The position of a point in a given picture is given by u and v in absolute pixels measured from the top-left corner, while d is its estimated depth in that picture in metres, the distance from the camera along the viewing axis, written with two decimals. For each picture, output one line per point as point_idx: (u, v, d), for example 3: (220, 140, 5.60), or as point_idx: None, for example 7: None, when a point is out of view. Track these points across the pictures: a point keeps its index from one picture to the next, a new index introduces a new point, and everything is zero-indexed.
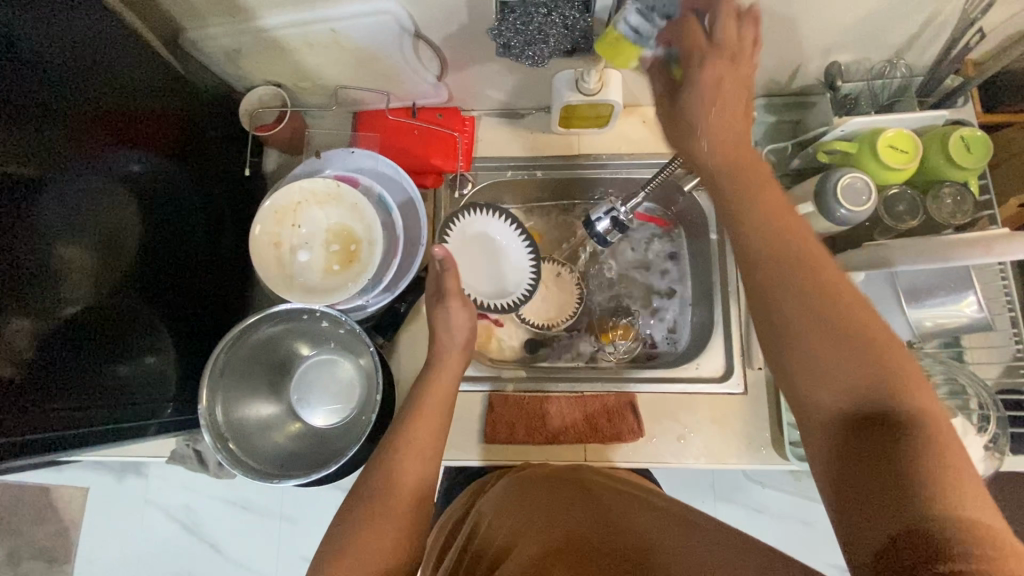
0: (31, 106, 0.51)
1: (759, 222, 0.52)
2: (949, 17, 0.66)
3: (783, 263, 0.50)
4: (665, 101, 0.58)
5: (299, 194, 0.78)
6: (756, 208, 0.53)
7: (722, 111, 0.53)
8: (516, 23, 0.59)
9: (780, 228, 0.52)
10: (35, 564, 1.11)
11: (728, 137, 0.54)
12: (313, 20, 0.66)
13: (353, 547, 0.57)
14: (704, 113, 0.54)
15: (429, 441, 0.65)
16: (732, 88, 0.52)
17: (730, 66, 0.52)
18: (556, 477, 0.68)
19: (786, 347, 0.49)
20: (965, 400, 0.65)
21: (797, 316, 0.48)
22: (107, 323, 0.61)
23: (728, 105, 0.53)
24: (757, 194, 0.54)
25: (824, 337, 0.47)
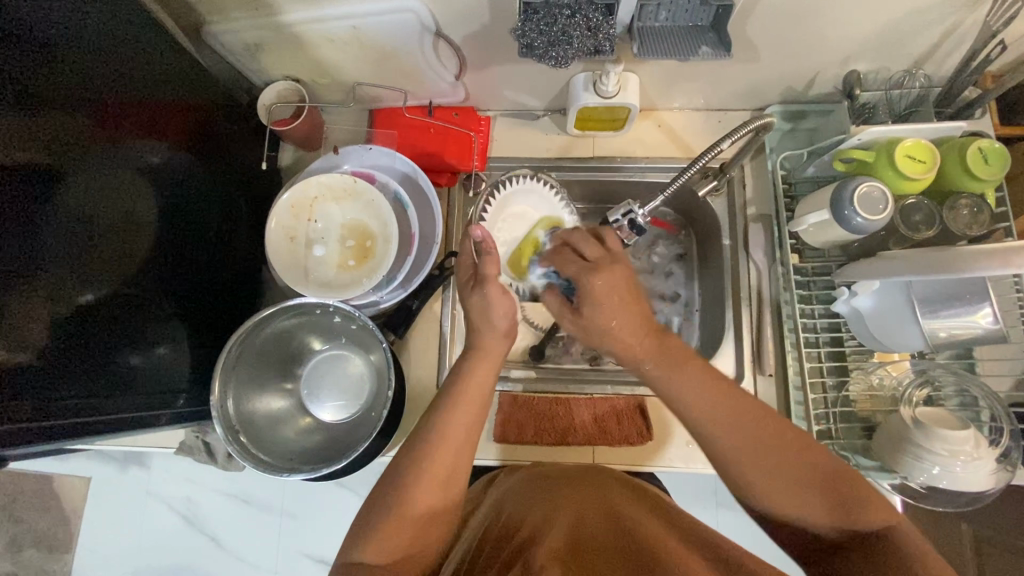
0: (54, 96, 0.52)
1: (702, 415, 0.54)
2: (970, 29, 0.66)
3: (716, 419, 0.54)
4: (571, 325, 0.63)
5: (316, 189, 0.79)
6: (681, 372, 0.56)
7: (607, 321, 0.58)
8: (540, 24, 0.58)
9: (707, 389, 0.55)
10: (37, 551, 1.12)
11: (632, 342, 0.58)
12: (337, 16, 0.66)
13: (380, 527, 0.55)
14: (596, 329, 0.60)
15: (464, 436, 0.60)
16: (610, 293, 0.58)
17: (606, 271, 0.60)
18: (575, 471, 0.69)
19: (761, 503, 0.54)
20: (977, 411, 0.67)
21: (762, 479, 0.53)
22: (123, 313, 0.61)
23: (611, 315, 0.58)
24: (678, 371, 0.56)
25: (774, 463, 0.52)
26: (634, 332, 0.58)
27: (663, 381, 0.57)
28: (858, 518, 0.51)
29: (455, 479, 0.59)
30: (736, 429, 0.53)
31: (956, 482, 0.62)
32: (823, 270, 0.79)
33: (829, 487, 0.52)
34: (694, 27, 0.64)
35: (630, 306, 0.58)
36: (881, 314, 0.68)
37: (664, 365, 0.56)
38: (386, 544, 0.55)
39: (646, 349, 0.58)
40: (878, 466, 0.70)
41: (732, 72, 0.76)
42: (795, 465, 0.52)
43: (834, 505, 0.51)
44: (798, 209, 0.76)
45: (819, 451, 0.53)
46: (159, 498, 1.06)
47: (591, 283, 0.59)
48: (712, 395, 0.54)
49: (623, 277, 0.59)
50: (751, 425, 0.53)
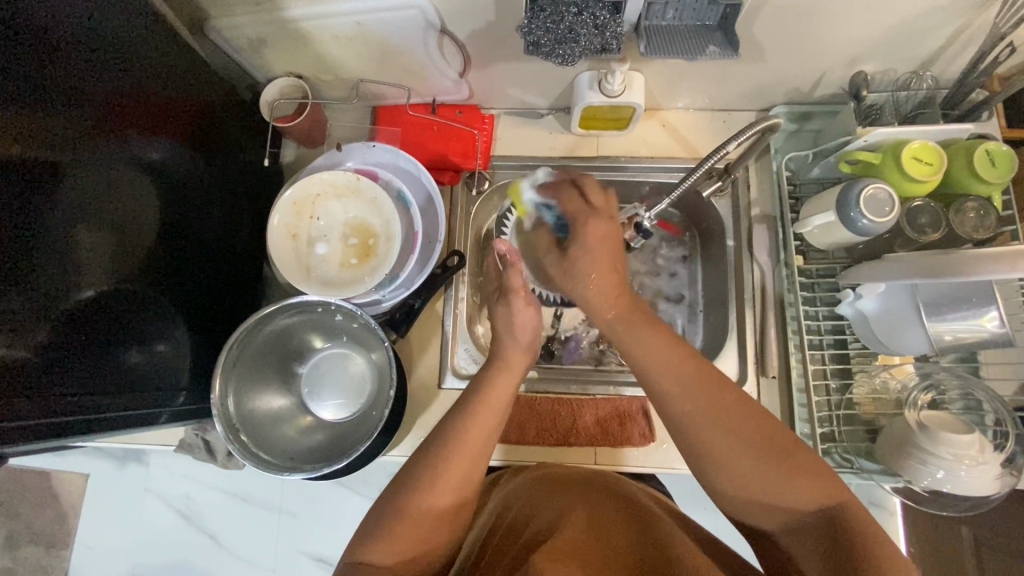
0: (53, 89, 0.51)
1: (662, 376, 0.56)
2: (978, 31, 0.65)
3: (675, 387, 0.55)
4: (552, 264, 0.71)
5: (318, 186, 0.79)
6: (650, 331, 0.60)
7: (588, 268, 0.65)
8: (546, 21, 0.58)
9: (669, 355, 0.57)
10: (34, 548, 1.12)
11: (602, 294, 0.64)
12: (341, 13, 0.65)
13: (386, 525, 0.55)
14: (579, 272, 0.66)
15: (485, 441, 0.61)
16: (599, 241, 0.65)
17: (604, 220, 0.67)
18: (579, 476, 0.69)
19: (717, 480, 0.52)
20: (981, 415, 0.66)
21: (716, 447, 0.51)
22: (123, 309, 0.60)
23: (598, 260, 0.65)
24: (644, 326, 0.60)
25: (733, 438, 0.51)
26: (614, 290, 0.64)
27: (629, 331, 0.61)
28: (809, 493, 0.48)
29: (469, 481, 0.59)
30: (689, 390, 0.54)
31: (959, 487, 0.62)
32: (827, 272, 0.79)
33: (781, 457, 0.50)
34: (701, 26, 0.63)
35: (610, 260, 0.65)
36: (885, 316, 0.68)
37: (631, 318, 0.62)
38: (394, 542, 0.54)
39: (613, 302, 0.64)
40: (881, 469, 0.69)
41: (737, 72, 0.76)
42: (749, 432, 0.51)
43: (788, 477, 0.49)
44: (803, 210, 0.76)
45: (773, 423, 0.52)
46: (157, 496, 1.05)
47: (582, 232, 0.66)
48: (673, 353, 0.57)
49: (611, 234, 0.66)
50: (707, 390, 0.54)
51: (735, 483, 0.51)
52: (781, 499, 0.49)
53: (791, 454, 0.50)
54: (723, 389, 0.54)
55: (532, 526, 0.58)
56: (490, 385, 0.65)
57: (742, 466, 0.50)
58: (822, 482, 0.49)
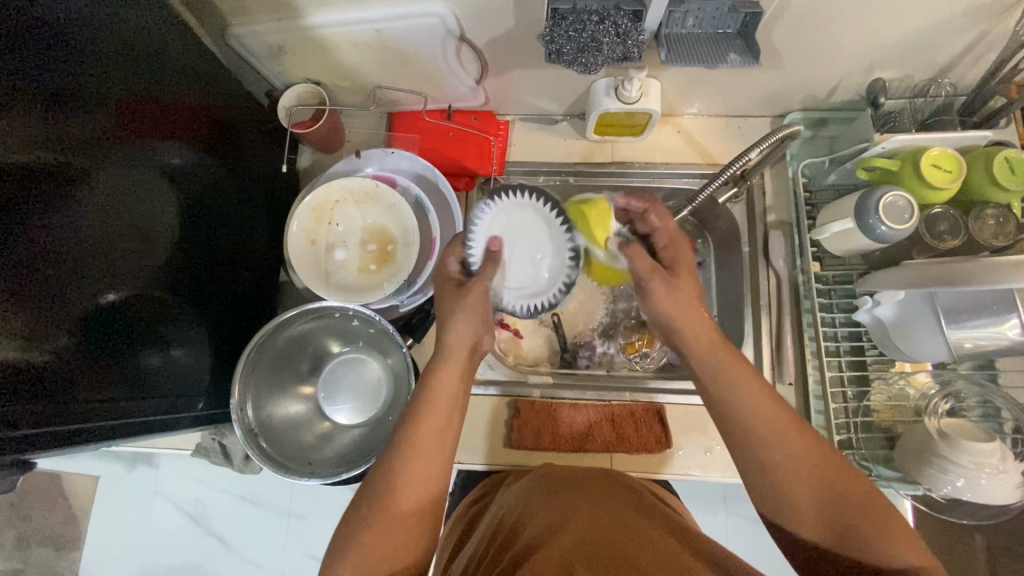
0: (78, 95, 0.52)
1: (762, 429, 0.53)
2: (995, 40, 0.66)
3: (762, 422, 0.53)
4: (659, 289, 0.61)
5: (338, 192, 0.80)
6: (740, 378, 0.55)
7: (685, 293, 0.61)
8: (568, 30, 0.58)
9: (747, 400, 0.54)
10: (44, 549, 1.12)
11: (696, 322, 0.60)
12: (361, 21, 0.66)
13: (372, 535, 0.54)
14: (672, 303, 0.61)
15: (440, 438, 0.59)
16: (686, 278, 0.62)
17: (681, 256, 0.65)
18: (569, 477, 0.67)
19: (777, 513, 0.52)
20: (999, 422, 0.67)
21: (796, 492, 0.51)
22: (142, 314, 0.60)
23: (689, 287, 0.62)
24: (735, 365, 0.56)
25: (808, 482, 0.50)
26: (709, 326, 0.59)
27: (718, 376, 0.56)
28: (861, 541, 0.48)
29: (439, 479, 0.58)
30: (777, 439, 0.52)
31: (980, 494, 0.61)
32: (844, 278, 0.79)
33: (858, 511, 0.49)
34: (721, 33, 0.63)
35: (693, 289, 0.62)
36: (905, 323, 0.68)
37: (721, 360, 0.57)
38: (372, 553, 0.53)
39: (707, 334, 0.59)
40: (900, 477, 0.69)
41: (754, 80, 0.76)
42: (821, 483, 0.50)
43: (851, 524, 0.49)
44: (821, 217, 0.77)
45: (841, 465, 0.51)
46: (167, 497, 1.05)
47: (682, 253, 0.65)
48: (760, 410, 0.53)
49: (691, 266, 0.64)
50: (800, 449, 0.51)
51: (799, 523, 0.51)
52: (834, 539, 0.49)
53: (865, 510, 0.49)
54: (800, 437, 0.52)
55: (532, 530, 0.58)
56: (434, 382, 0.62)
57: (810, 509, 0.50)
58: (888, 538, 0.48)
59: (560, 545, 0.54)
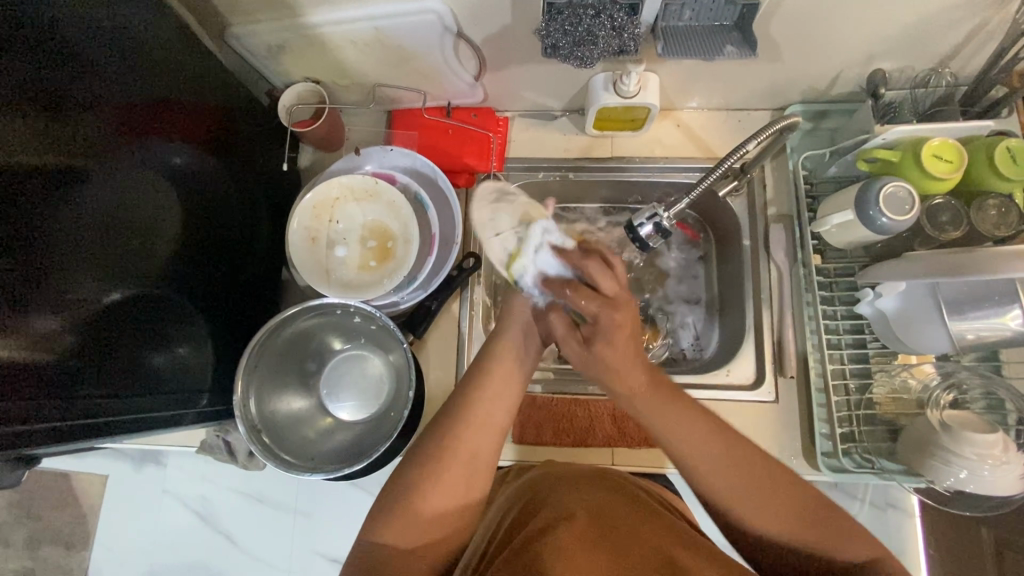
0: (80, 97, 0.52)
1: (709, 467, 0.56)
2: (995, 29, 0.65)
3: (710, 458, 0.56)
4: (576, 350, 0.64)
5: (337, 190, 0.81)
6: (678, 421, 0.58)
7: (615, 364, 0.61)
8: (564, 24, 0.58)
9: (686, 446, 0.57)
10: (55, 548, 1.14)
11: (632, 379, 0.60)
12: (358, 18, 0.66)
13: (399, 513, 0.55)
14: (602, 362, 0.61)
15: (491, 421, 0.61)
16: (621, 340, 0.60)
17: (613, 307, 0.60)
18: (579, 472, 0.68)
19: (755, 547, 0.54)
20: (1004, 414, 0.67)
21: (758, 517, 0.53)
22: (145, 311, 0.61)
23: (621, 358, 0.60)
24: (667, 413, 0.59)
25: (763, 498, 0.53)
26: (640, 379, 0.60)
27: (660, 427, 0.59)
28: (841, 550, 0.50)
29: (475, 464, 0.59)
30: (725, 469, 0.55)
31: (984, 487, 0.61)
32: (845, 271, 0.79)
33: (816, 514, 0.52)
34: (718, 25, 0.63)
35: (622, 350, 0.60)
36: (906, 316, 0.68)
37: (654, 409, 0.59)
38: (403, 532, 0.54)
39: (638, 381, 0.60)
40: (903, 470, 0.69)
41: (753, 73, 0.76)
42: (777, 499, 0.53)
43: (818, 538, 0.51)
44: (821, 209, 0.76)
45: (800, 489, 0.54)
46: (175, 496, 1.06)
47: (612, 324, 0.60)
48: (709, 441, 0.56)
49: (625, 321, 0.60)
50: (745, 469, 0.55)
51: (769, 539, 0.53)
52: (804, 547, 0.51)
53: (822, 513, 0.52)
54: (742, 453, 0.55)
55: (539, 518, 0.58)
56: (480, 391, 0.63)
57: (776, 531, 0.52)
58: (847, 536, 0.51)
59: (570, 532, 0.54)
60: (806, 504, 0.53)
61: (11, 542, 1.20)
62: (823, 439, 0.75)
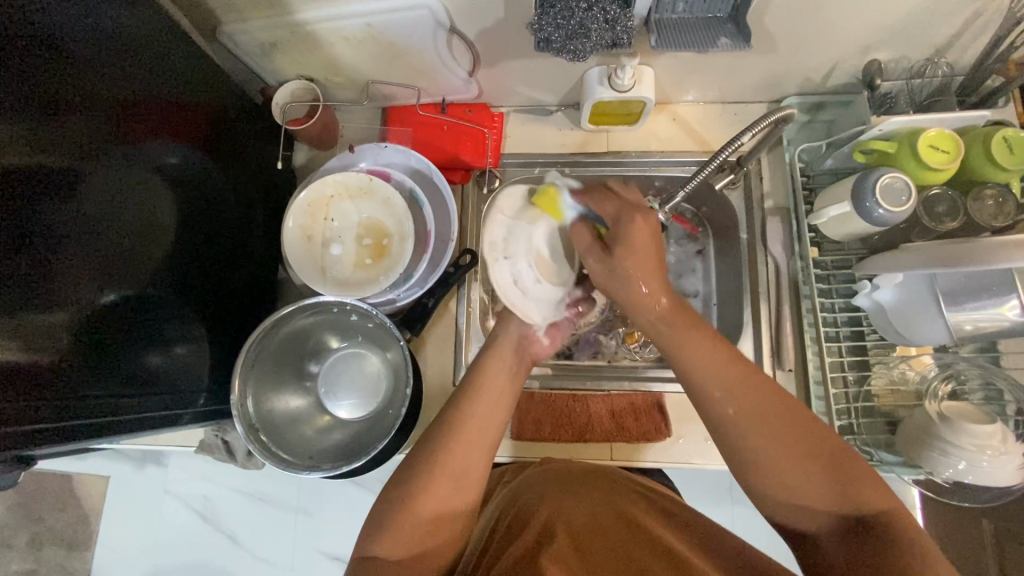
0: (74, 98, 0.52)
1: (728, 391, 0.52)
2: (991, 17, 0.65)
3: (737, 387, 0.52)
4: (596, 267, 0.60)
5: (333, 188, 0.81)
6: (703, 350, 0.54)
7: (634, 275, 0.58)
8: (556, 18, 0.58)
9: (711, 374, 0.53)
10: (57, 549, 1.14)
11: (651, 295, 0.57)
12: (349, 14, 0.66)
13: (395, 522, 0.54)
14: (622, 278, 0.58)
15: (484, 425, 0.59)
16: (642, 249, 0.59)
17: (638, 216, 0.61)
18: (575, 471, 0.67)
19: (769, 492, 0.50)
20: (1001, 404, 0.68)
21: (774, 460, 0.49)
22: (141, 312, 0.61)
23: (642, 266, 0.58)
24: (690, 336, 0.55)
25: (781, 438, 0.49)
26: (661, 294, 0.57)
27: (684, 348, 0.55)
28: (862, 499, 0.47)
29: (470, 471, 0.57)
30: (745, 395, 0.52)
31: (983, 477, 0.61)
32: (843, 263, 0.79)
33: (835, 462, 0.49)
34: (712, 17, 0.63)
35: (641, 262, 0.58)
36: (903, 307, 0.67)
37: (676, 330, 0.56)
38: (401, 539, 0.54)
39: (660, 299, 0.57)
40: (902, 461, 0.69)
41: (749, 65, 0.76)
42: (797, 439, 0.49)
43: (838, 483, 0.48)
44: (817, 202, 0.76)
45: (824, 427, 0.51)
46: (175, 496, 1.06)
47: (629, 231, 0.59)
48: (723, 377, 0.53)
49: (649, 230, 0.60)
50: (765, 403, 0.51)
51: (785, 486, 0.49)
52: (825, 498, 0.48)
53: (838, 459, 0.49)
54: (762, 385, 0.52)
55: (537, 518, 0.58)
56: (478, 388, 0.62)
57: (804, 472, 0.49)
58: (864, 483, 0.48)
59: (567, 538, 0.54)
60: (824, 450, 0.49)
61: (12, 544, 1.20)
62: None
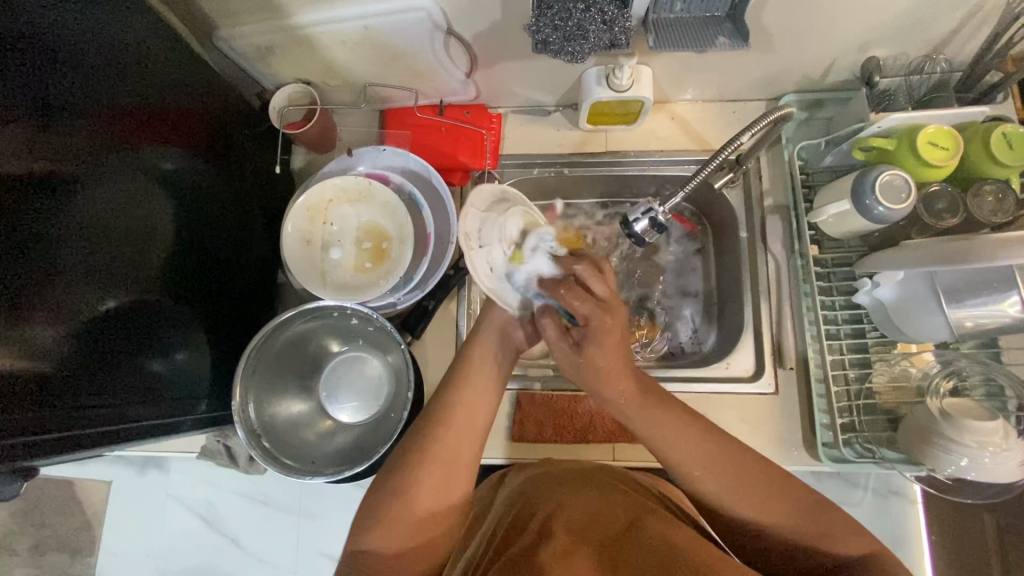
0: (70, 105, 0.52)
1: (690, 463, 0.56)
2: (989, 13, 0.65)
3: (698, 457, 0.56)
4: (563, 355, 0.58)
5: (331, 192, 0.81)
6: (660, 422, 0.57)
7: (603, 373, 0.57)
8: (554, 19, 0.58)
9: (671, 448, 0.57)
10: (61, 555, 1.14)
11: (617, 386, 0.58)
12: (345, 17, 0.66)
13: (388, 523, 0.55)
14: (589, 370, 0.57)
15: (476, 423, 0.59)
16: (609, 343, 0.56)
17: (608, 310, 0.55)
18: (574, 468, 0.68)
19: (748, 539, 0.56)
20: (1003, 400, 0.66)
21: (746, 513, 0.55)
22: (141, 318, 0.61)
23: (611, 365, 0.56)
24: (650, 411, 0.58)
25: (747, 494, 0.54)
26: (630, 384, 0.58)
27: (649, 429, 0.58)
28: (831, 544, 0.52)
29: (462, 469, 0.58)
30: (706, 463, 0.56)
31: (984, 474, 0.61)
32: (843, 261, 0.79)
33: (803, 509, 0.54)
34: (709, 17, 0.63)
35: (612, 359, 0.56)
36: (903, 303, 0.68)
37: (635, 408, 0.58)
38: (392, 536, 0.55)
39: (622, 388, 0.58)
40: (903, 458, 0.69)
41: (747, 63, 0.76)
42: (761, 491, 0.54)
43: (808, 529, 0.53)
44: (817, 199, 0.76)
45: (789, 478, 0.55)
46: (178, 501, 1.06)
47: (603, 331, 0.55)
48: (700, 450, 0.56)
49: (619, 329, 0.55)
50: (726, 465, 0.55)
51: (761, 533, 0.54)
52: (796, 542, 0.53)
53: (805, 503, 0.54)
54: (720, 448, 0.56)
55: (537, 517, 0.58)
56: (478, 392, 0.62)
57: (781, 521, 0.54)
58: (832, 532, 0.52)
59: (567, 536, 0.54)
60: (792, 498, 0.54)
61: (17, 550, 1.20)
62: (824, 430, 0.75)
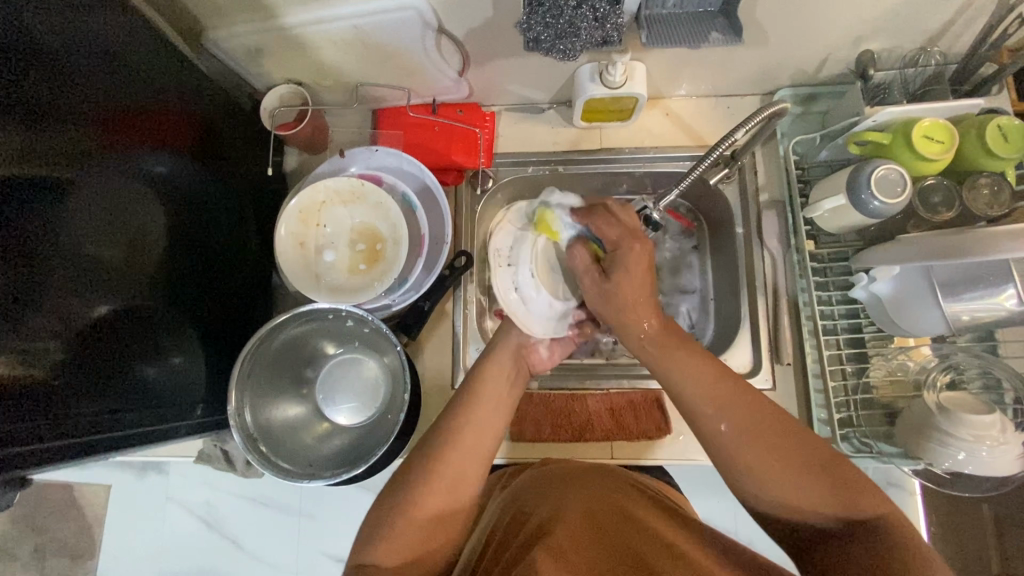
0: (59, 109, 0.51)
1: (710, 404, 0.54)
2: (984, 5, 0.64)
3: (721, 403, 0.54)
4: (591, 286, 0.64)
5: (324, 194, 0.80)
6: (683, 364, 0.57)
7: (629, 300, 0.60)
8: (546, 16, 0.57)
9: (692, 388, 0.56)
10: (59, 560, 1.14)
11: (642, 317, 0.60)
12: (335, 17, 0.65)
13: (391, 530, 0.55)
14: (614, 295, 0.61)
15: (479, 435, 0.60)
16: (634, 270, 0.60)
17: (637, 242, 0.61)
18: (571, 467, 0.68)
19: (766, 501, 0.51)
20: (999, 392, 0.67)
21: (767, 468, 0.50)
22: (134, 324, 0.60)
23: (635, 292, 0.60)
24: (671, 349, 0.58)
25: (769, 447, 0.51)
26: (654, 317, 0.60)
27: (670, 366, 0.57)
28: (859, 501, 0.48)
29: (465, 478, 0.58)
30: (728, 406, 0.53)
31: (983, 467, 0.61)
32: (839, 256, 0.79)
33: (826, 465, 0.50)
34: (702, 12, 0.63)
35: (637, 286, 0.60)
36: (900, 297, 0.67)
37: (659, 346, 0.59)
38: (396, 544, 0.54)
39: (649, 320, 0.60)
40: (901, 452, 0.69)
41: (741, 58, 0.75)
42: (785, 448, 0.51)
43: (833, 484, 0.49)
44: (812, 195, 0.76)
45: (812, 436, 0.52)
46: (176, 505, 1.06)
47: (627, 255, 0.61)
48: (718, 395, 0.54)
49: (644, 257, 0.61)
50: (745, 412, 0.53)
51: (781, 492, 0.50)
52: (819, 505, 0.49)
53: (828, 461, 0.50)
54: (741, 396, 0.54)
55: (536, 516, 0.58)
56: (477, 398, 0.63)
57: (802, 480, 0.50)
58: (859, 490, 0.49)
59: (567, 533, 0.54)
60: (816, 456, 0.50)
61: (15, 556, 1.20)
62: (822, 425, 0.75)
